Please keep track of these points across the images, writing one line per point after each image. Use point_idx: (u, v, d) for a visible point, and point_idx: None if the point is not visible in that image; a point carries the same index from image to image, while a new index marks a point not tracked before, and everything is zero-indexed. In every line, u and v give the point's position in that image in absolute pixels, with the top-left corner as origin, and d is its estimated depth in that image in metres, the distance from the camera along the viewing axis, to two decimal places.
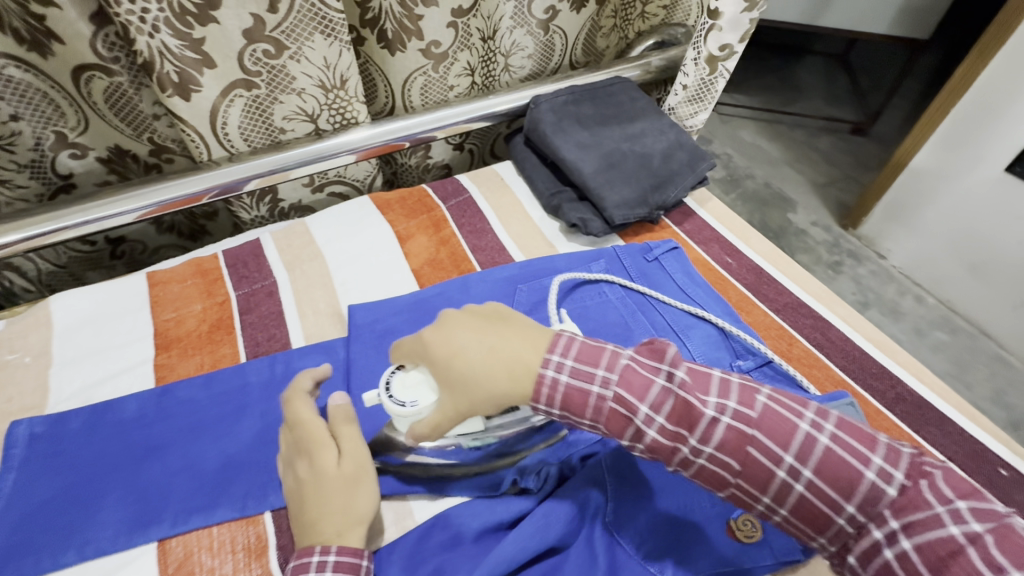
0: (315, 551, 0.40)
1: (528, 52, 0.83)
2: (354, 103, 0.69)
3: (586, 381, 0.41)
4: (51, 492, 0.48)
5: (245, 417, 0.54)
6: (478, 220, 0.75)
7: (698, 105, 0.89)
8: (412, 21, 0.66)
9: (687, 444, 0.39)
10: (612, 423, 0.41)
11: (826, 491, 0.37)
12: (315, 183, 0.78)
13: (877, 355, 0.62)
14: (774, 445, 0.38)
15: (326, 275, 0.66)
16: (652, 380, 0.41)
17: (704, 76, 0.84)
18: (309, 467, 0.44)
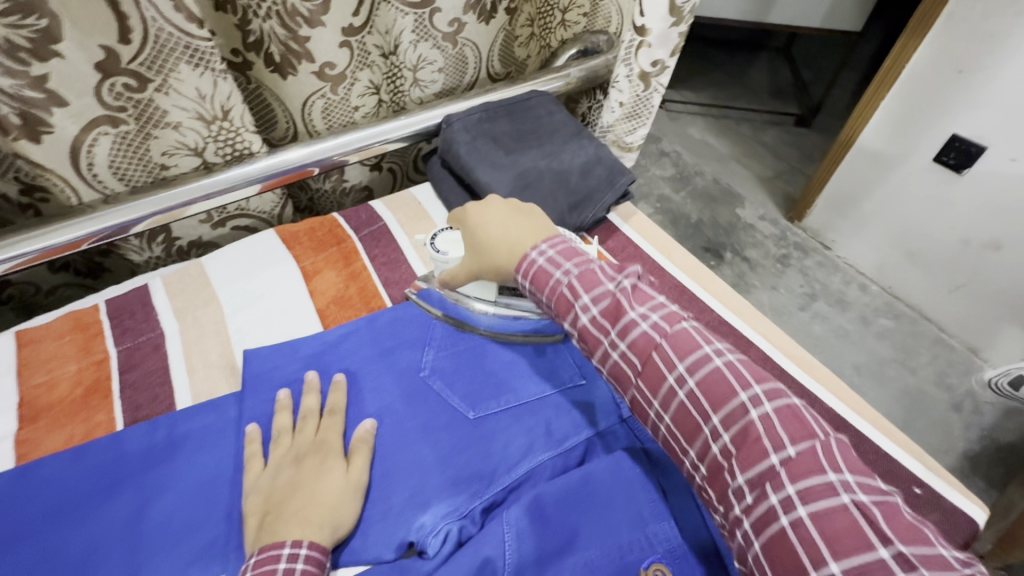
0: (287, 545, 0.41)
1: (438, 66, 0.80)
2: (245, 133, 0.64)
3: (553, 268, 0.48)
4: None
5: (118, 495, 0.48)
6: (391, 249, 0.71)
7: (637, 121, 0.82)
8: (298, 44, 0.61)
9: (591, 315, 0.46)
10: (556, 301, 0.48)
11: (674, 363, 0.42)
12: (214, 219, 0.72)
13: (796, 373, 0.61)
14: (673, 354, 0.42)
15: (221, 322, 0.61)
16: (602, 282, 0.47)
17: (639, 91, 0.77)
18: (308, 471, 0.46)
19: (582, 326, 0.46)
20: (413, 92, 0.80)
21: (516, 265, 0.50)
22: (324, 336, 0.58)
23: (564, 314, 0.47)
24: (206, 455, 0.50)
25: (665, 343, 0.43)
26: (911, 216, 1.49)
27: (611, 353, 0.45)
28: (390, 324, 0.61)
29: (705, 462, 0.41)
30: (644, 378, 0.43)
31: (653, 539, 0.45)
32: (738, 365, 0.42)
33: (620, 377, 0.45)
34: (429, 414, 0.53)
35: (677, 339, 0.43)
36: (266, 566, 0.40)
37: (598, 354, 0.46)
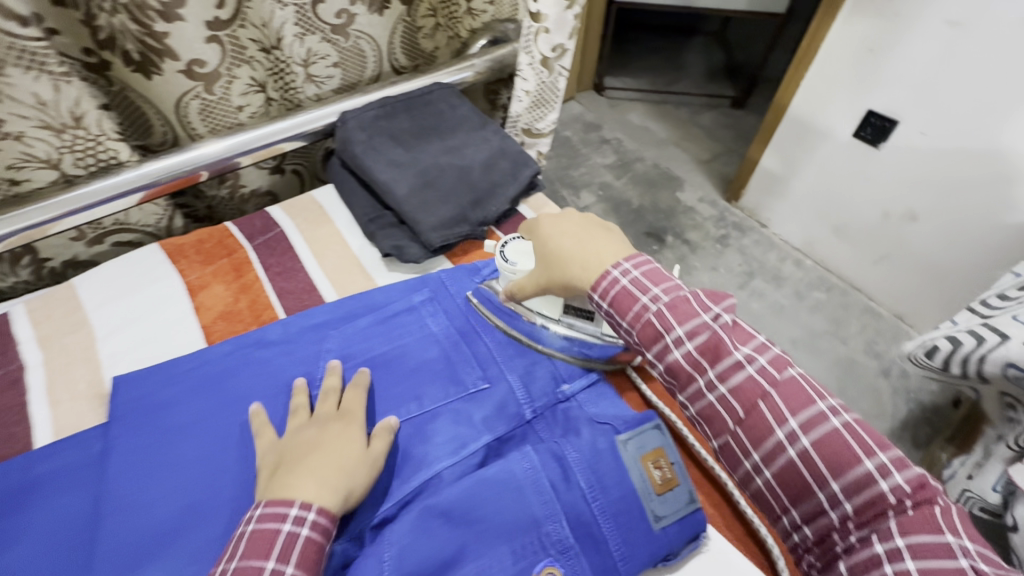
0: (296, 506, 0.39)
1: (332, 60, 0.76)
2: (109, 140, 0.60)
3: (640, 290, 0.46)
4: None
5: None
6: (286, 257, 0.67)
7: (545, 109, 0.81)
8: (155, 40, 0.57)
9: (684, 350, 0.44)
10: (640, 328, 0.46)
11: (785, 416, 0.40)
12: (88, 236, 0.66)
13: None
14: (786, 407, 0.41)
15: (91, 349, 0.56)
16: (698, 312, 0.44)
17: (543, 78, 0.76)
18: (328, 437, 0.45)
19: (675, 360, 0.44)
20: (307, 89, 0.77)
21: (596, 282, 0.47)
22: (206, 356, 0.54)
23: (652, 346, 0.45)
24: (63, 496, 0.46)
25: (777, 392, 0.41)
26: (834, 192, 1.55)
27: (707, 394, 0.43)
28: (280, 338, 0.56)
29: (813, 526, 0.40)
30: (748, 429, 0.42)
31: (546, 539, 0.44)
32: (812, 380, 0.43)
33: (713, 417, 0.43)
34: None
35: (734, 330, 0.44)
36: (270, 523, 0.39)
37: (687, 391, 0.44)
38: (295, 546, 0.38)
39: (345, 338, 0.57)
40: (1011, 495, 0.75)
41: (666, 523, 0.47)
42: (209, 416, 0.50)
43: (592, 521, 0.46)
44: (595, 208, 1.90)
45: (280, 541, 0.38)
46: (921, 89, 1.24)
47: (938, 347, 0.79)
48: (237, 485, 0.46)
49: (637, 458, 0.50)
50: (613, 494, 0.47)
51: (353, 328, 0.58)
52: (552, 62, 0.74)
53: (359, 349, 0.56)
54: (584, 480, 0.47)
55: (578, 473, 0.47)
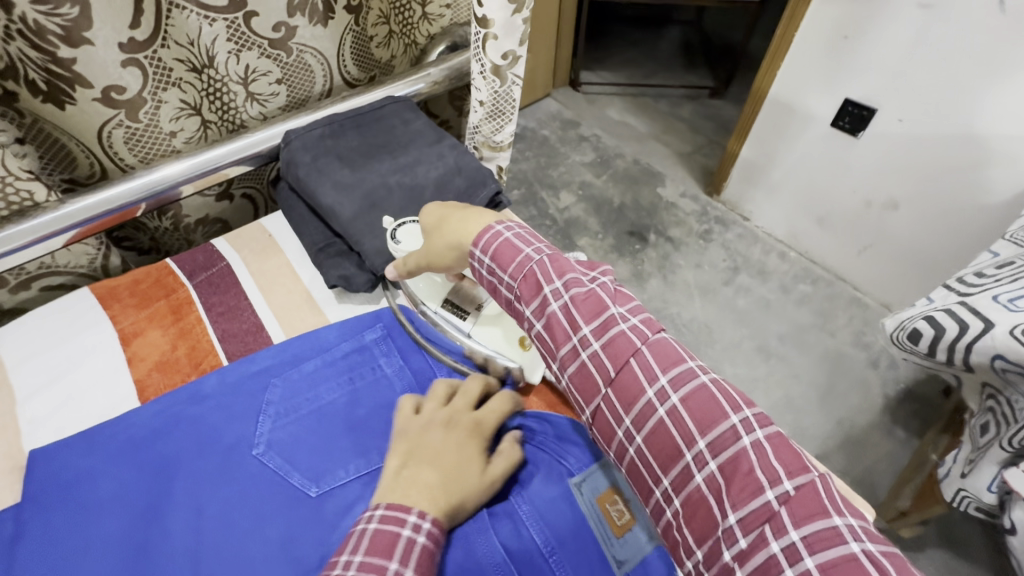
0: (414, 512, 0.41)
1: (275, 76, 0.70)
2: (20, 180, 0.54)
3: (522, 244, 0.47)
4: None
5: None
6: (230, 294, 0.62)
7: (502, 119, 0.75)
8: (63, 68, 0.53)
9: (562, 303, 0.44)
10: (523, 279, 0.46)
11: (655, 373, 0.40)
12: (10, 284, 0.61)
13: None
14: (655, 365, 0.41)
15: (10, 413, 0.52)
16: (580, 276, 0.45)
17: (496, 88, 0.71)
18: (441, 443, 0.47)
19: (552, 315, 0.44)
20: (249, 108, 0.71)
21: (477, 236, 0.48)
22: (134, 423, 0.49)
23: (532, 300, 0.45)
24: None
25: (645, 351, 0.41)
26: (815, 183, 1.52)
27: (580, 351, 0.43)
28: (218, 393, 0.52)
29: (683, 490, 0.38)
30: (619, 388, 0.41)
31: None
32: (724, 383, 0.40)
33: (584, 382, 0.43)
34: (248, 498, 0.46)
35: (609, 293, 0.45)
36: (391, 526, 0.40)
37: (563, 351, 0.44)
38: (415, 552, 0.39)
39: (289, 387, 0.53)
40: (1008, 496, 0.71)
41: (626, 568, 0.47)
42: (135, 485, 0.46)
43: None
44: (575, 209, 1.86)
45: (395, 548, 0.39)
46: (895, 75, 1.22)
47: (919, 330, 0.74)
48: (160, 565, 0.43)
49: (593, 503, 0.50)
50: (569, 546, 0.48)
51: (297, 376, 0.53)
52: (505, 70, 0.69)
53: (305, 399, 0.52)
54: (540, 535, 0.48)
55: (531, 528, 0.48)
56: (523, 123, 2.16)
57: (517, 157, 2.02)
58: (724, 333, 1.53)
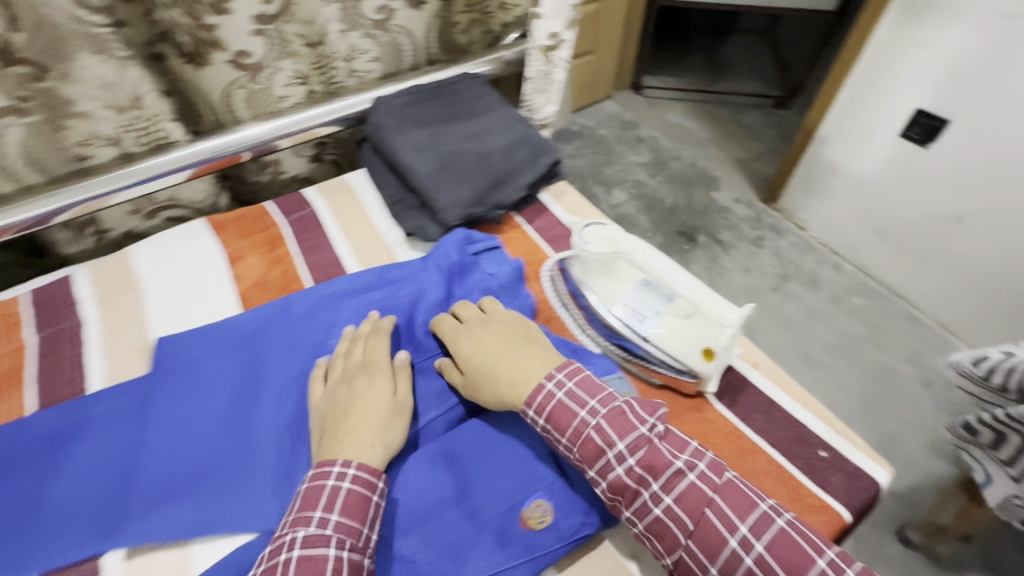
0: (338, 463, 0.44)
1: (372, 55, 0.81)
2: (161, 120, 0.65)
3: (576, 405, 0.46)
4: None
5: (18, 476, 0.48)
6: (316, 232, 0.71)
7: (544, 97, 0.81)
8: (206, 32, 0.62)
9: (626, 465, 0.43)
10: (580, 447, 0.45)
11: (733, 521, 0.40)
12: (145, 208, 0.73)
13: (739, 364, 0.56)
14: (732, 512, 0.41)
15: (140, 309, 0.62)
16: (635, 426, 0.44)
17: (541, 66, 0.77)
18: (366, 389, 0.49)
19: (615, 478, 0.43)
20: (350, 82, 0.82)
21: (529, 397, 0.47)
22: (238, 323, 0.59)
23: (594, 463, 0.44)
24: (97, 446, 0.50)
25: (719, 498, 0.42)
26: (875, 195, 1.48)
27: (653, 507, 0.42)
28: (305, 306, 0.61)
29: None
30: (699, 540, 0.41)
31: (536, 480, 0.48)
32: (805, 527, 0.40)
33: (661, 534, 0.42)
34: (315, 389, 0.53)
35: (670, 436, 0.45)
36: (320, 480, 0.43)
37: (632, 506, 0.43)
38: (338, 496, 0.42)
39: (360, 309, 0.61)
40: None
41: None
42: (235, 373, 0.55)
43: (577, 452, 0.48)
44: (627, 207, 1.89)
45: (325, 498, 0.42)
46: (973, 86, 1.19)
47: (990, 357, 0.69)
48: (253, 438, 0.51)
49: None
50: None
51: (364, 301, 0.61)
52: (549, 50, 0.76)
53: (370, 321, 0.60)
54: None
55: None
56: (583, 121, 2.21)
57: (574, 154, 2.07)
58: (767, 338, 1.52)
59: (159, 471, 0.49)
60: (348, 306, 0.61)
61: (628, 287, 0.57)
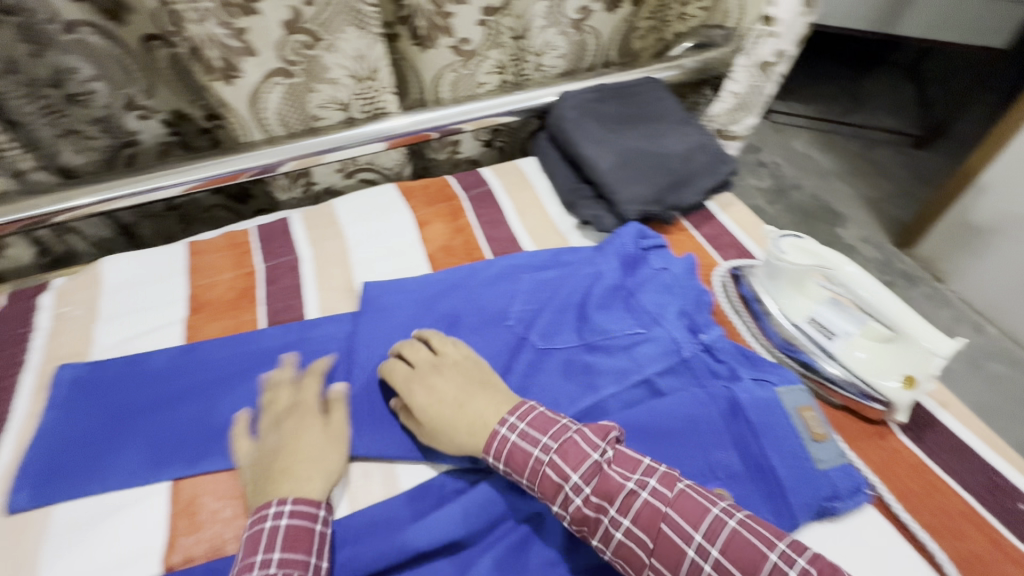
0: (272, 505, 0.45)
1: (561, 52, 0.87)
2: (384, 93, 0.73)
3: (529, 444, 0.46)
4: (83, 428, 0.53)
5: (256, 378, 0.57)
6: (494, 210, 0.77)
7: (744, 112, 0.81)
8: (442, 18, 0.69)
9: (583, 496, 0.43)
10: (539, 484, 0.45)
11: (689, 532, 0.40)
12: (346, 168, 0.82)
13: (928, 403, 0.54)
14: (685, 523, 0.41)
15: (345, 255, 0.70)
16: (586, 453, 0.45)
17: (754, 82, 0.77)
18: (300, 433, 0.50)
19: (577, 510, 0.43)
20: (535, 74, 0.88)
21: (486, 444, 0.47)
22: (429, 279, 0.66)
23: (554, 497, 0.44)
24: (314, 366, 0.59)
25: (673, 511, 0.41)
26: None
27: (614, 532, 0.42)
28: (488, 273, 0.67)
29: None
30: (659, 555, 0.40)
31: (715, 468, 0.47)
32: (754, 523, 0.40)
33: (628, 560, 0.41)
34: (502, 347, 0.59)
35: (620, 459, 0.45)
36: (257, 527, 0.44)
37: (598, 535, 0.43)
38: (279, 534, 0.43)
39: (538, 284, 0.65)
40: None
41: (826, 466, 0.47)
42: (428, 321, 0.62)
43: (761, 453, 0.47)
44: None
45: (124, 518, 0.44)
46: None
47: None
48: None
49: (791, 409, 0.50)
50: (778, 431, 0.48)
51: (542, 277, 0.65)
52: (768, 67, 0.75)
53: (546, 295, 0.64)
54: (754, 416, 0.49)
55: (748, 409, 0.49)
56: None
57: None
58: None
59: (359, 395, 0.55)
60: (527, 279, 0.65)
61: (821, 302, 0.57)
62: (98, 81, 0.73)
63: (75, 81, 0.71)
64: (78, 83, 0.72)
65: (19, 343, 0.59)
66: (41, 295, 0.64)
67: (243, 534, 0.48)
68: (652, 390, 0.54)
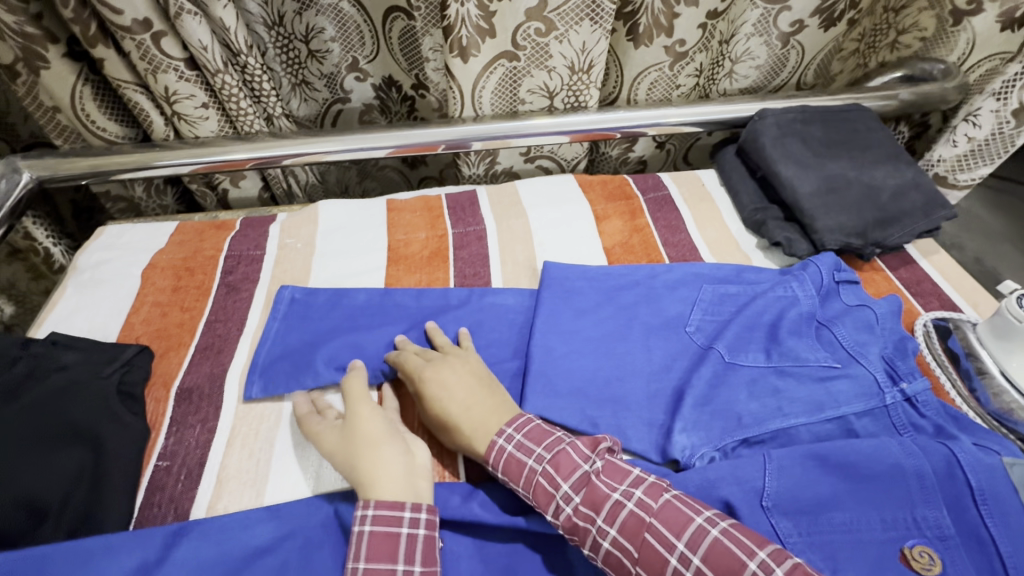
0: (358, 511, 0.43)
1: (756, 63, 0.83)
2: (590, 87, 0.75)
3: (524, 454, 0.48)
4: (300, 341, 0.59)
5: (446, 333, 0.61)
6: (672, 215, 0.77)
7: (979, 161, 0.79)
8: (667, 18, 0.70)
9: (572, 505, 0.45)
10: (532, 493, 0.46)
11: (672, 540, 0.41)
12: (529, 154, 0.86)
13: None
14: (669, 531, 0.41)
15: (529, 234, 0.73)
16: (577, 463, 0.47)
17: (1002, 127, 0.75)
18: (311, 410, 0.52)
19: (566, 519, 0.44)
20: (725, 84, 0.86)
21: (486, 452, 0.48)
22: (610, 272, 0.67)
23: (544, 506, 0.45)
24: (498, 331, 0.62)
25: (657, 521, 0.42)
26: None
27: (601, 542, 0.43)
28: (669, 277, 0.67)
29: None
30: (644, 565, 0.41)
31: (922, 523, 0.44)
32: (736, 531, 0.41)
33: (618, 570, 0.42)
34: (684, 351, 0.59)
35: (609, 470, 0.46)
36: (354, 535, 0.42)
37: (586, 545, 0.43)
38: (364, 543, 0.42)
39: (718, 296, 0.64)
40: None
41: None
42: (606, 311, 0.63)
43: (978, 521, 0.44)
44: None
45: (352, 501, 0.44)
46: None
47: None
48: (626, 372, 0.57)
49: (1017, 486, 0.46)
50: (1002, 503, 0.44)
51: (724, 290, 0.65)
52: None
53: (727, 309, 0.63)
54: (975, 479, 0.46)
55: (966, 470, 0.46)
56: None
57: None
58: None
59: (540, 368, 0.57)
60: (710, 289, 0.65)
61: None
62: (336, 42, 0.82)
63: (318, 39, 0.81)
64: (321, 42, 0.81)
65: (254, 262, 0.68)
66: (269, 226, 0.73)
67: (437, 468, 0.53)
68: (845, 429, 0.52)
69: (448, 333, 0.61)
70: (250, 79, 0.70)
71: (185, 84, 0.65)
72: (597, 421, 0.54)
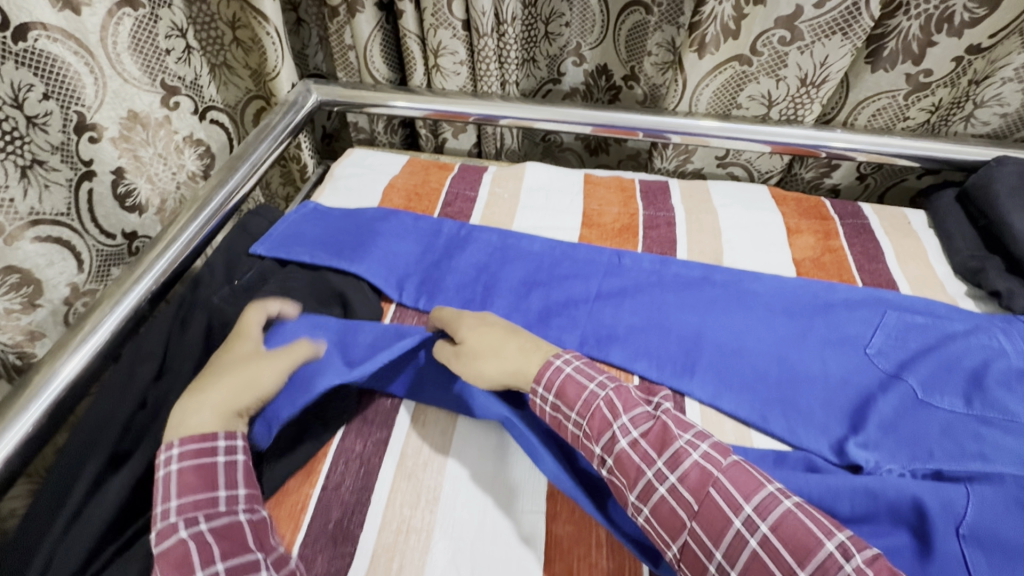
0: (162, 457, 0.44)
1: (1007, 111, 0.76)
2: (812, 103, 0.76)
3: (586, 380, 0.49)
4: (489, 273, 0.67)
5: (626, 299, 0.65)
6: (871, 245, 0.74)
7: None
8: (920, 45, 0.70)
9: (631, 442, 0.46)
10: (588, 418, 0.48)
11: (738, 502, 0.41)
12: (724, 158, 0.89)
13: None
14: (737, 492, 0.41)
15: (717, 230, 0.76)
16: (640, 404, 0.48)
17: None
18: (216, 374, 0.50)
19: (621, 449, 0.46)
20: (959, 126, 0.80)
21: (539, 374, 0.50)
22: (785, 282, 0.66)
23: (601, 436, 0.47)
24: (674, 299, 0.64)
25: (724, 478, 0.42)
26: None
27: (657, 485, 0.44)
28: (849, 295, 0.65)
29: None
30: (702, 522, 0.41)
31: None
32: (813, 513, 0.40)
33: (668, 517, 0.43)
34: (866, 372, 0.58)
35: (674, 417, 0.47)
36: (166, 482, 0.44)
37: (637, 488, 0.44)
38: (173, 481, 0.43)
39: (903, 324, 0.62)
40: None
41: None
42: (781, 311, 0.63)
43: None
44: None
45: (212, 472, 0.44)
46: None
47: None
48: (803, 376, 0.58)
49: None
50: None
51: (912, 320, 0.62)
52: None
53: (913, 339, 0.61)
54: None
55: None
56: None
57: None
58: None
59: (715, 350, 0.60)
60: (891, 315, 0.62)
61: None
62: (570, 26, 0.90)
63: (556, 22, 0.90)
64: (557, 27, 0.90)
65: (468, 202, 0.78)
66: (483, 174, 0.83)
67: None
68: None
69: (632, 296, 0.65)
70: (503, 46, 0.80)
71: (455, 41, 0.77)
72: (768, 416, 0.54)
